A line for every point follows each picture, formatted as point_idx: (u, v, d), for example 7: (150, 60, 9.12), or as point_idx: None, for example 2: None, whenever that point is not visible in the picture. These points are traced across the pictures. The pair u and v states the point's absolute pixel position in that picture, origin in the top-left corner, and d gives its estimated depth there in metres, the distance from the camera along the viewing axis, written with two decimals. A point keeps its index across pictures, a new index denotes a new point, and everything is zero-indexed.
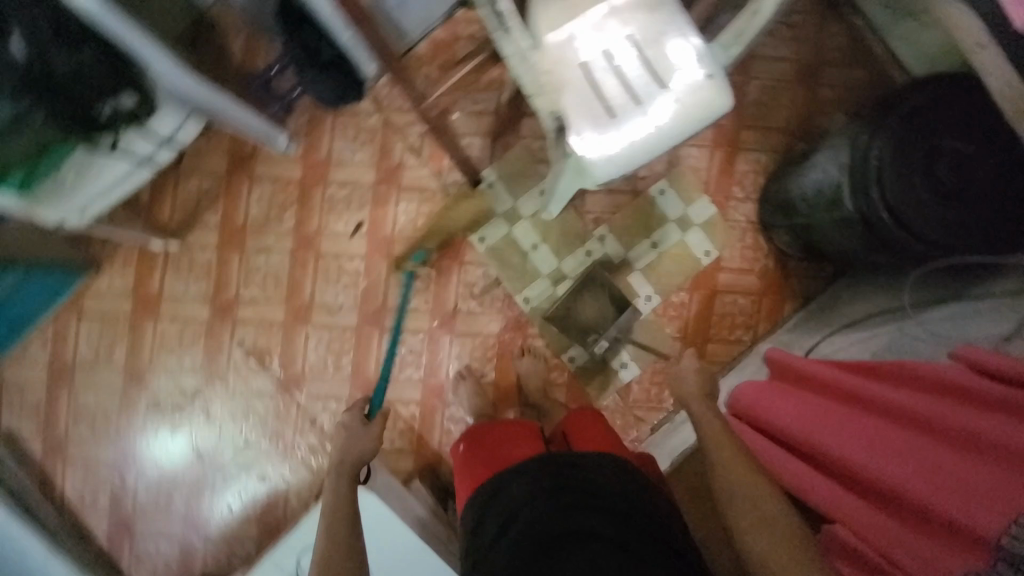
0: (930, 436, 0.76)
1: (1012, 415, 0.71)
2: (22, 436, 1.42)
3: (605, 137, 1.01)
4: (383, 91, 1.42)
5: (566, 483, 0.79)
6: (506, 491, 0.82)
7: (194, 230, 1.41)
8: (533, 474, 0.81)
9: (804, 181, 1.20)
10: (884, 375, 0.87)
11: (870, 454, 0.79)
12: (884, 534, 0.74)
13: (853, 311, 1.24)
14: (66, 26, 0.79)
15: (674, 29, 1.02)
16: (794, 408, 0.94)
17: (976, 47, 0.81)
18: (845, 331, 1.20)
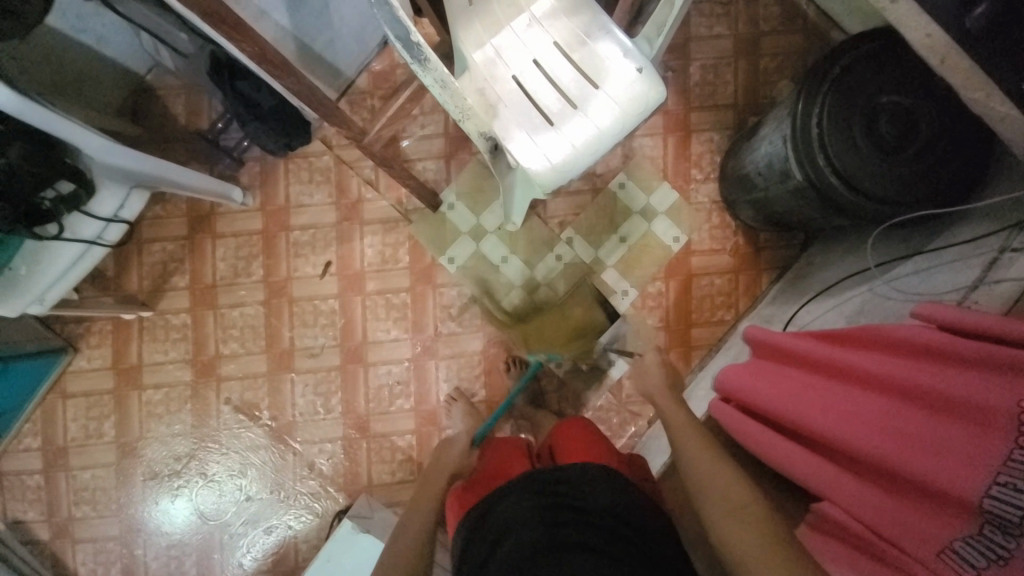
0: (907, 402, 0.75)
1: (981, 371, 0.68)
2: (25, 525, 1.41)
3: (545, 146, 1.01)
4: (331, 130, 1.42)
5: (553, 495, 0.79)
6: (492, 512, 0.82)
7: (165, 296, 1.41)
8: (519, 493, 0.81)
9: (756, 155, 1.21)
10: (856, 341, 0.85)
11: (850, 430, 0.77)
12: (873, 508, 0.74)
13: (827, 276, 1.23)
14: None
15: (598, 28, 1.02)
16: (773, 387, 0.92)
17: (888, 3, 0.79)
18: (821, 297, 1.19)
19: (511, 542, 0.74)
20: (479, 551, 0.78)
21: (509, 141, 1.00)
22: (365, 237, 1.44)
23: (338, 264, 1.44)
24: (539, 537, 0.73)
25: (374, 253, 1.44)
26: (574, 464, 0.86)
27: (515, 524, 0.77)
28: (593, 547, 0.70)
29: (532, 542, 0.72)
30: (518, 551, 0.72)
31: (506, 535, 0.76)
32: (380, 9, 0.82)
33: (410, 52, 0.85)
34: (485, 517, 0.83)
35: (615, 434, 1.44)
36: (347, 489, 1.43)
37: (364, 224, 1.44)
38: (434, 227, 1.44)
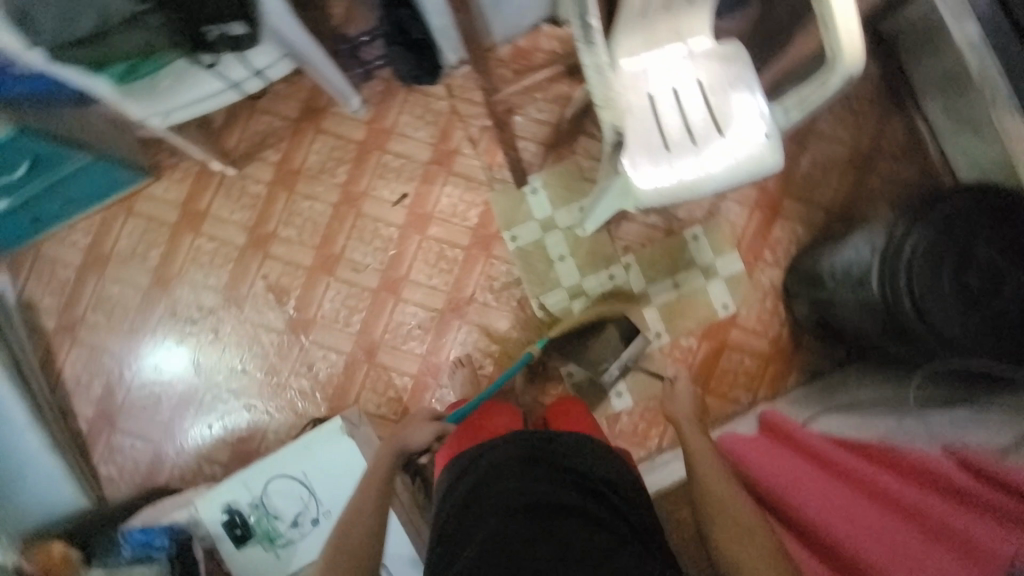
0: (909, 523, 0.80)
1: (994, 521, 0.75)
2: (42, 308, 1.49)
3: (657, 163, 1.05)
4: (458, 80, 1.50)
5: (549, 461, 0.80)
6: (482, 464, 0.84)
7: (253, 163, 1.49)
8: (509, 450, 0.83)
9: (835, 257, 1.21)
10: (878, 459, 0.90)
11: (851, 531, 0.82)
12: None
13: (857, 395, 1.25)
14: None
15: (744, 83, 1.08)
16: (784, 468, 0.96)
17: None
18: (843, 410, 1.20)
19: (501, 492, 0.75)
20: (463, 493, 0.80)
21: (627, 146, 1.05)
22: (446, 186, 1.50)
23: (412, 199, 1.50)
24: (532, 494, 0.73)
25: (448, 204, 1.50)
26: (573, 434, 0.88)
27: (508, 477, 0.77)
28: (574, 507, 0.71)
29: (523, 498, 0.73)
30: (505, 503, 0.73)
31: (495, 486, 0.77)
32: None
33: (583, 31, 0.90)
34: (474, 464, 0.85)
35: None
36: (332, 402, 1.47)
37: (450, 174, 1.50)
38: (511, 204, 1.49)
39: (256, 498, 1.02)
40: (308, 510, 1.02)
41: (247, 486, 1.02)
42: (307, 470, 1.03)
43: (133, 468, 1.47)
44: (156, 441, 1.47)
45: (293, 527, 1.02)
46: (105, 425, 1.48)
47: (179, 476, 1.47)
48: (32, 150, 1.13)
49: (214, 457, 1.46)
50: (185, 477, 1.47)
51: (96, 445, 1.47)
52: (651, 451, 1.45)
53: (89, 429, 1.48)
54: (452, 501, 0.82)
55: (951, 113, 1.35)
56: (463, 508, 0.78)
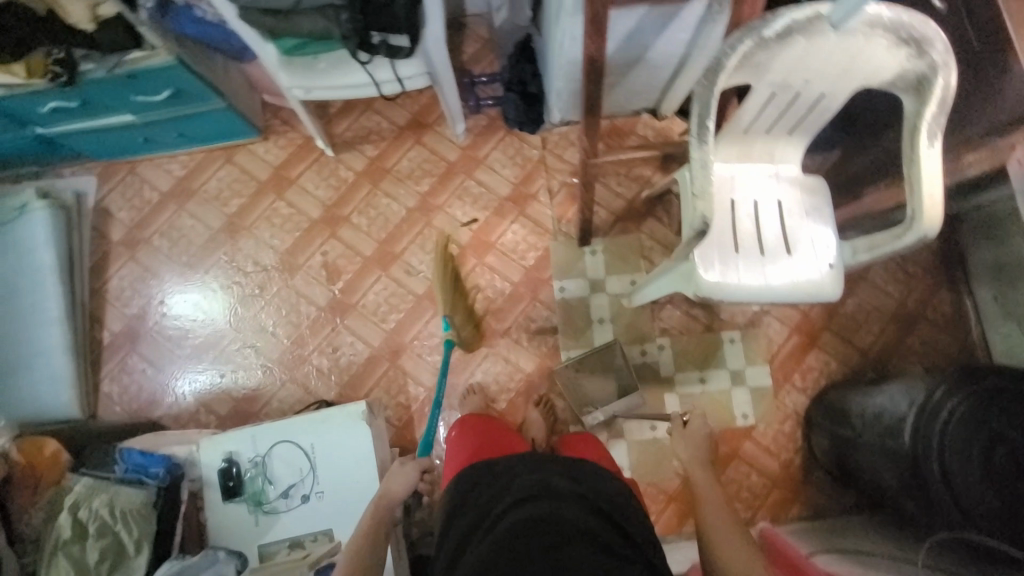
0: None
1: None
2: (114, 218, 1.56)
3: (727, 261, 1.12)
4: (554, 136, 1.62)
5: (556, 485, 0.81)
6: (490, 490, 0.85)
7: (350, 151, 1.61)
8: (523, 472, 0.84)
9: (867, 401, 1.24)
10: None
11: None
12: None
13: (861, 541, 1.24)
14: None
15: (820, 215, 1.16)
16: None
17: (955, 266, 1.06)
18: (846, 552, 1.19)
19: (513, 518, 0.76)
20: (479, 507, 0.83)
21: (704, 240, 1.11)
22: (515, 224, 1.58)
23: (480, 226, 1.58)
24: (543, 519, 0.74)
25: (512, 240, 1.57)
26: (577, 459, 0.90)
27: (516, 504, 0.78)
28: (583, 540, 0.71)
29: (537, 528, 0.73)
30: (518, 529, 0.74)
31: (506, 511, 0.78)
32: (701, 86, 0.92)
33: (698, 130, 0.94)
34: (488, 487, 0.86)
35: None
36: (342, 389, 1.47)
37: (522, 214, 1.59)
38: (569, 257, 1.56)
39: (258, 457, 1.02)
40: (304, 484, 1.01)
41: (255, 441, 1.02)
42: (315, 443, 1.03)
43: (134, 393, 1.47)
44: (165, 374, 1.48)
45: (282, 497, 1.01)
46: (125, 343, 1.50)
47: (173, 416, 1.46)
48: (171, 80, 1.21)
49: (214, 407, 1.46)
50: (178, 419, 1.46)
51: (109, 360, 1.49)
52: None
53: (108, 342, 1.50)
54: (462, 528, 0.83)
55: (999, 300, 1.41)
56: (472, 534, 0.80)
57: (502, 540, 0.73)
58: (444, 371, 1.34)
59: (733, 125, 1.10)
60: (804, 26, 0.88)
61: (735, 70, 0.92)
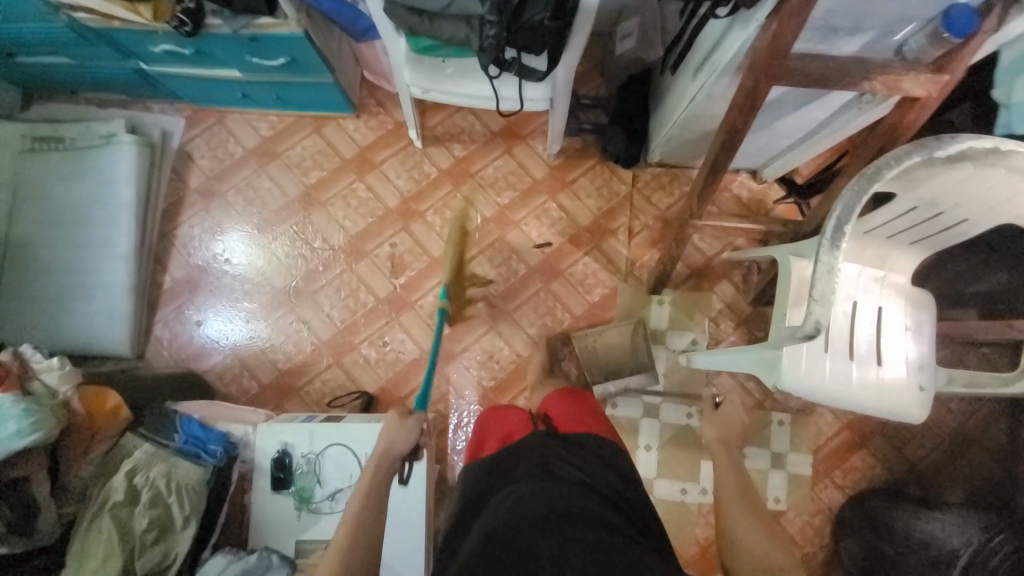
0: None
1: None
2: (194, 166, 1.55)
3: (816, 360, 1.07)
4: (646, 176, 1.57)
5: (555, 470, 0.84)
6: (498, 475, 0.88)
7: (439, 146, 1.57)
8: (529, 454, 0.89)
9: (915, 525, 1.24)
10: None
11: None
12: None
13: None
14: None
15: (920, 332, 1.12)
16: None
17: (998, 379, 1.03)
18: None
19: (520, 500, 0.77)
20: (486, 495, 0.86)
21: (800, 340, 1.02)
22: (588, 256, 1.55)
23: (553, 251, 1.55)
24: (551, 500, 0.76)
25: (581, 272, 1.54)
26: (577, 439, 0.93)
27: (526, 487, 0.80)
28: (591, 520, 0.72)
29: (542, 507, 0.75)
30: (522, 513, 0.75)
31: (517, 492, 0.80)
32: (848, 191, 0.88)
33: (832, 233, 0.90)
34: (497, 475, 0.89)
35: None
36: (385, 385, 1.47)
37: (596, 248, 1.55)
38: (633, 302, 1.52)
39: (312, 453, 1.06)
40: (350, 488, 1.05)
41: (309, 437, 1.06)
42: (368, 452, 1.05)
43: (184, 343, 1.47)
44: (217, 331, 1.48)
45: (327, 500, 1.05)
46: (183, 293, 1.50)
47: (218, 373, 1.46)
48: (291, 48, 1.18)
49: (258, 374, 1.46)
50: (222, 377, 1.47)
51: (165, 306, 1.49)
52: None
53: (167, 289, 1.50)
54: (473, 514, 0.85)
55: None
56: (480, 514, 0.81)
57: (507, 526, 0.74)
58: (440, 328, 1.35)
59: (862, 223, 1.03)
60: (979, 155, 0.83)
61: (890, 180, 0.88)
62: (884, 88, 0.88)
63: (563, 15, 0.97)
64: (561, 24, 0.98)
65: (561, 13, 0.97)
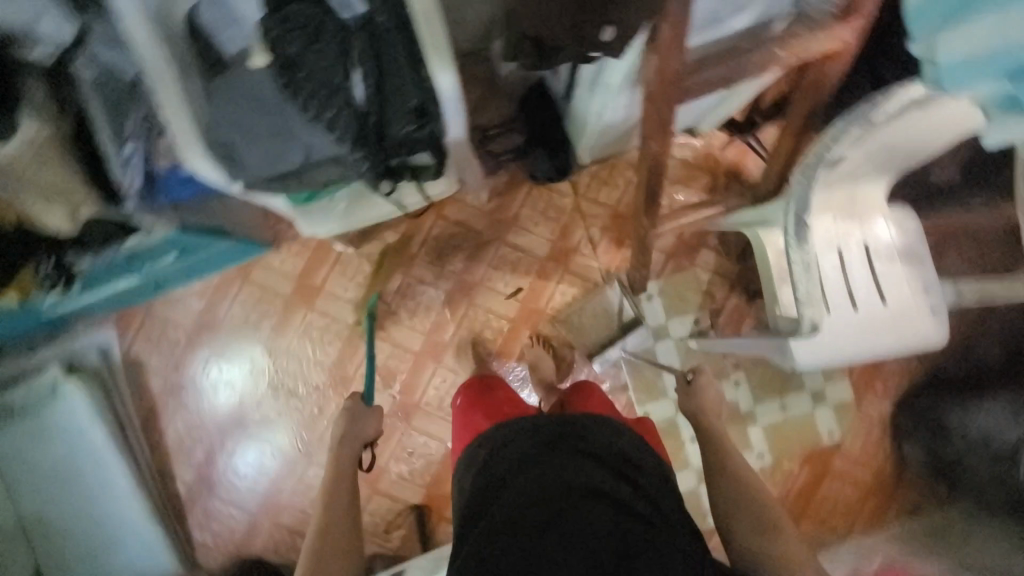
0: None
1: None
2: (147, 369, 1.48)
3: (824, 329, 1.02)
4: (585, 178, 1.48)
5: (562, 454, 0.82)
6: (512, 448, 0.86)
7: (370, 242, 1.48)
8: (535, 436, 0.87)
9: (965, 416, 1.25)
10: None
11: None
12: None
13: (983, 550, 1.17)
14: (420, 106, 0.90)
15: (914, 255, 1.07)
16: None
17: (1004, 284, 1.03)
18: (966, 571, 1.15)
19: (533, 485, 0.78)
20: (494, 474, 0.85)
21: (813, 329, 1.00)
22: (562, 283, 1.48)
23: (526, 294, 1.48)
24: (563, 483, 0.77)
25: (562, 302, 1.48)
26: (594, 413, 0.91)
27: (539, 470, 0.80)
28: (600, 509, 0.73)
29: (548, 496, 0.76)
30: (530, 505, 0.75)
31: (530, 475, 0.80)
32: None
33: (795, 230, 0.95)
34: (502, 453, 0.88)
35: None
36: (428, 491, 1.46)
37: (567, 272, 1.48)
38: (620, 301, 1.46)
39: None
40: None
41: None
42: None
43: (225, 534, 1.47)
44: (250, 509, 1.47)
45: None
46: (202, 490, 1.47)
47: (270, 548, 1.46)
48: (172, 241, 1.12)
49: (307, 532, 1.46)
50: (277, 549, 1.47)
51: (191, 510, 1.47)
52: None
53: (185, 494, 1.47)
54: (487, 485, 0.84)
55: None
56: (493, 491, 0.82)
57: (516, 515, 0.75)
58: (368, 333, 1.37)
59: (827, 187, 0.97)
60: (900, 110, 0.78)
61: None
62: (795, 57, 0.78)
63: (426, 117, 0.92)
64: (428, 129, 0.93)
65: (423, 120, 0.92)
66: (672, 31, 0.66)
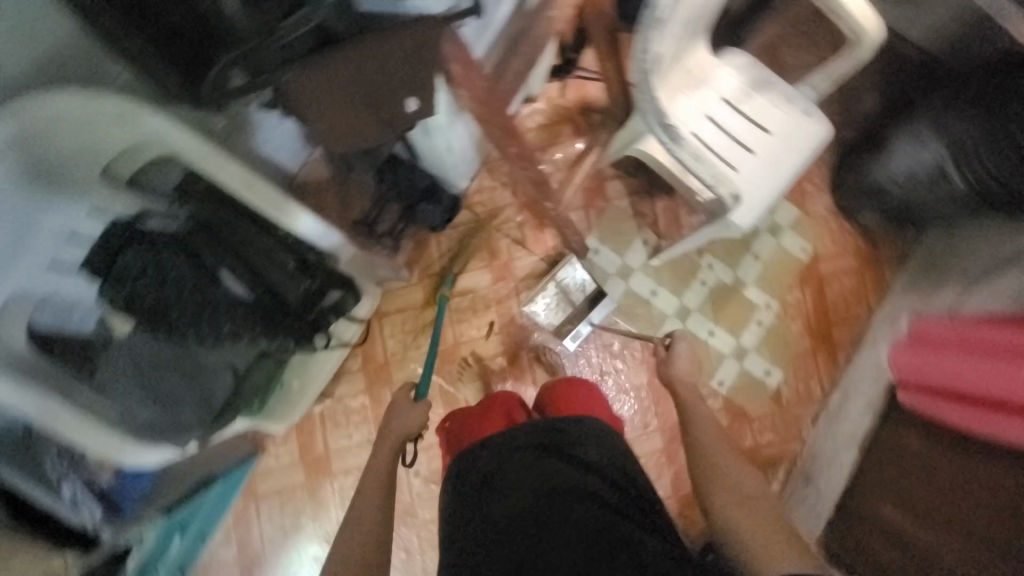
0: (1007, 354, 0.99)
1: None
2: None
3: (744, 188, 1.09)
4: (474, 197, 1.48)
5: (547, 460, 0.81)
6: (498, 452, 0.85)
7: (340, 382, 1.43)
8: (520, 443, 0.84)
9: (889, 167, 1.30)
10: (978, 343, 1.06)
11: (989, 377, 1.01)
12: (1008, 423, 0.97)
13: (978, 260, 1.29)
14: (304, 258, 0.91)
15: (761, 81, 1.15)
16: (936, 362, 1.15)
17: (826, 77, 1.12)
18: (978, 285, 1.23)
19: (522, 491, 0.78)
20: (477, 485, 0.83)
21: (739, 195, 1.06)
22: (521, 292, 1.49)
23: (499, 323, 1.49)
24: (551, 483, 0.78)
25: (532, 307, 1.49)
26: (580, 416, 0.89)
27: (527, 472, 0.80)
28: (589, 514, 0.74)
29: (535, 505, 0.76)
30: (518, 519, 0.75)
31: (518, 479, 0.79)
32: None
33: (666, 134, 1.00)
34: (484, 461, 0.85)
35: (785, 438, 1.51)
36: None
37: (518, 282, 1.49)
38: (580, 277, 1.45)
39: None
40: None
41: None
42: None
43: None
44: None
45: None
46: None
47: None
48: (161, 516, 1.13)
49: None
50: None
51: None
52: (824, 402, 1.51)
53: None
54: (468, 500, 0.82)
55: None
56: (481, 500, 0.80)
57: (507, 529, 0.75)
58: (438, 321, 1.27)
59: (666, 82, 1.04)
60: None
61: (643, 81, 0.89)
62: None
63: (313, 263, 0.93)
64: (320, 275, 0.95)
65: (311, 272, 0.93)
66: (460, 64, 0.71)
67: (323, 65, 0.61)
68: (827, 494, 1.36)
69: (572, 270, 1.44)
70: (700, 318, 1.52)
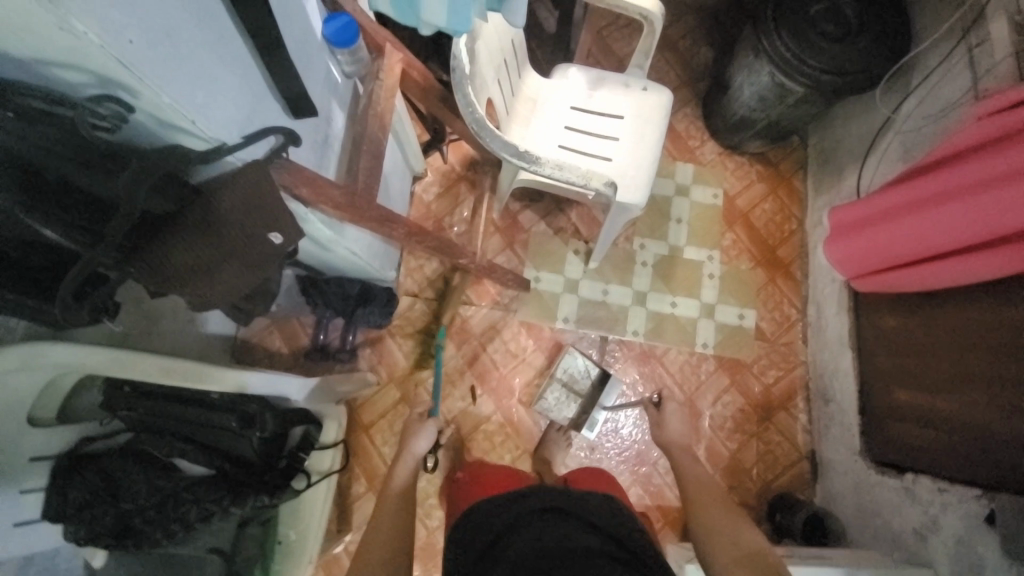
0: (936, 201, 0.99)
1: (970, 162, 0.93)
2: None
3: (620, 175, 1.17)
4: (406, 281, 1.52)
5: (564, 520, 0.73)
6: (511, 511, 0.76)
7: (353, 509, 1.39)
8: (539, 499, 0.77)
9: (742, 98, 1.42)
10: (905, 205, 1.06)
11: (931, 231, 1.00)
12: (970, 265, 0.95)
13: (855, 142, 1.41)
14: (248, 411, 0.93)
15: (591, 79, 1.25)
16: (868, 241, 1.16)
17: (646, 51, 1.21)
18: (871, 156, 1.33)
19: (519, 547, 0.69)
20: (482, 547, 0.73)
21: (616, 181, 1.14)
22: (486, 347, 1.51)
23: (480, 384, 1.49)
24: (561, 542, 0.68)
25: (503, 355, 1.51)
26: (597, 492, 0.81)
27: (537, 531, 0.71)
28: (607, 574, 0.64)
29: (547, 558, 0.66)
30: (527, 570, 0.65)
31: (528, 535, 0.70)
32: (494, 141, 0.97)
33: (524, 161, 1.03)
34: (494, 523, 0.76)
35: (785, 367, 1.52)
36: None
37: (479, 338, 1.51)
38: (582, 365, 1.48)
39: None
40: None
41: None
42: None
43: None
44: None
45: None
46: None
47: None
48: None
49: None
50: None
51: None
52: (801, 319, 1.54)
53: None
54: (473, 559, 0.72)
55: None
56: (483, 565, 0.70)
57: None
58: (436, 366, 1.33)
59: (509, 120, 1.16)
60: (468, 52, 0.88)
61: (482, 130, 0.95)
62: None
63: (254, 411, 0.94)
64: (272, 423, 0.96)
65: (258, 423, 0.94)
66: (307, 185, 0.77)
67: (184, 233, 0.65)
68: (847, 405, 1.35)
69: (573, 360, 1.47)
70: (657, 297, 1.55)
